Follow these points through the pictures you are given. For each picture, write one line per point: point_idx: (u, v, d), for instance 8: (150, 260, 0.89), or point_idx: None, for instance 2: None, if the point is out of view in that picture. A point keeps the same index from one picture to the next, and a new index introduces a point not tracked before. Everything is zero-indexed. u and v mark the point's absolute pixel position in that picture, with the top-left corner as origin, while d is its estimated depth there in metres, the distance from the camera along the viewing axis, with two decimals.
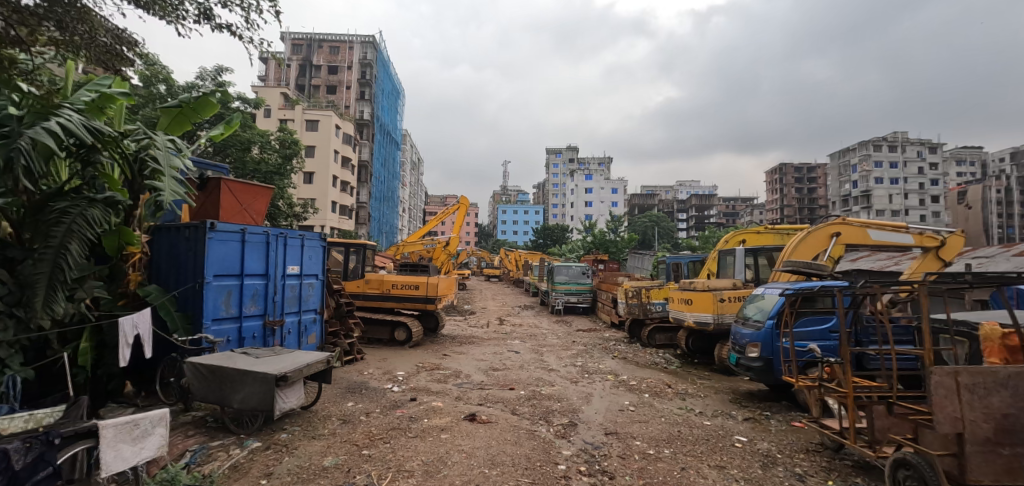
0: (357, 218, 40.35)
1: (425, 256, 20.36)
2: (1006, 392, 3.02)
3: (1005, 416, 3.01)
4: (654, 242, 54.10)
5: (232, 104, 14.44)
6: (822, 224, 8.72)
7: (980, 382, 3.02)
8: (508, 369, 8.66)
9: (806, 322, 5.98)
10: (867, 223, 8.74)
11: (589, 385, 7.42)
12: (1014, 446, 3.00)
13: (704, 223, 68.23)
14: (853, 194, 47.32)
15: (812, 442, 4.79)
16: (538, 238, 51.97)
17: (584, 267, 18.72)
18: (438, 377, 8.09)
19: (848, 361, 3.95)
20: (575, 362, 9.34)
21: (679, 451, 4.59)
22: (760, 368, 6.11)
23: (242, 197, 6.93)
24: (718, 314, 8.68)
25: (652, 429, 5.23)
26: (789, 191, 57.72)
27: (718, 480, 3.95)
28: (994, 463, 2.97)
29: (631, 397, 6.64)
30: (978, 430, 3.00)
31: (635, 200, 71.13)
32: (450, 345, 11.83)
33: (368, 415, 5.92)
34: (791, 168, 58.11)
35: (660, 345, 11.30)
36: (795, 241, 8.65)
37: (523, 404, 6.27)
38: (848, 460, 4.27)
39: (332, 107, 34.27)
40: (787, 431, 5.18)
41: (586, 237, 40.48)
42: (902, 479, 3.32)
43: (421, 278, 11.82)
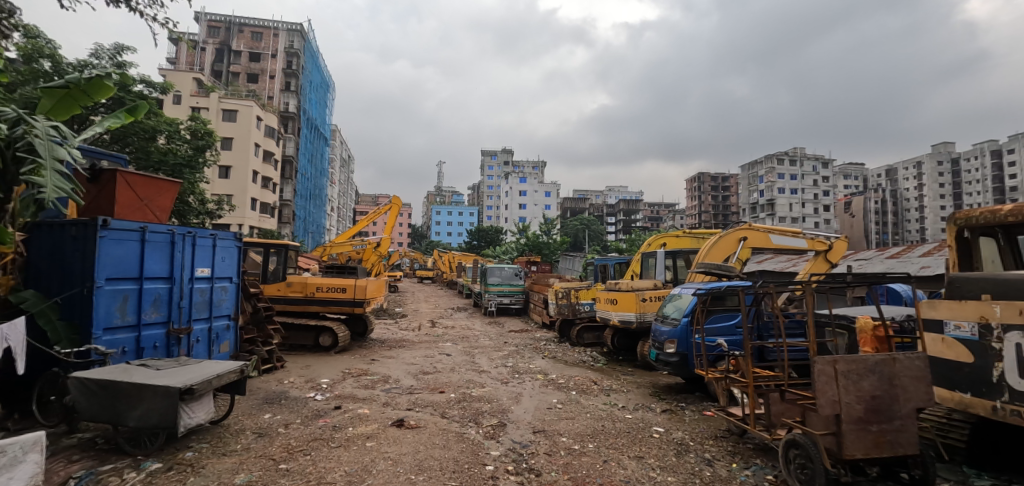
0: (280, 217, 37.93)
1: (354, 258, 19.57)
2: (874, 377, 3.48)
3: (873, 398, 3.45)
4: (584, 244, 56.00)
5: (133, 88, 12.98)
6: (731, 229, 9.46)
7: (853, 368, 3.46)
8: (439, 372, 8.56)
9: (716, 319, 6.47)
10: (770, 228, 9.50)
11: (519, 385, 7.53)
12: (881, 423, 3.43)
13: (631, 227, 71.77)
14: (761, 202, 52.13)
15: (720, 428, 5.20)
16: (473, 239, 51.84)
17: (517, 269, 18.94)
18: (365, 383, 7.80)
19: (750, 354, 4.35)
20: (507, 363, 9.43)
21: (602, 444, 4.79)
22: (676, 363, 6.55)
23: (143, 191, 6.26)
24: (640, 313, 9.17)
25: (577, 425, 5.41)
26: (706, 198, 62.45)
27: (637, 469, 4.17)
28: (865, 439, 3.39)
29: (560, 396, 6.82)
30: (852, 411, 3.41)
31: (567, 203, 73.28)
32: (379, 349, 11.47)
33: (287, 426, 5.57)
34: (708, 177, 63.02)
35: (588, 343, 11.70)
36: (708, 245, 9.35)
37: (453, 407, 6.21)
38: (750, 444, 4.69)
39: (253, 97, 31.95)
40: (699, 420, 5.59)
41: (520, 239, 41.04)
42: (793, 458, 3.69)
43: (349, 281, 11.33)
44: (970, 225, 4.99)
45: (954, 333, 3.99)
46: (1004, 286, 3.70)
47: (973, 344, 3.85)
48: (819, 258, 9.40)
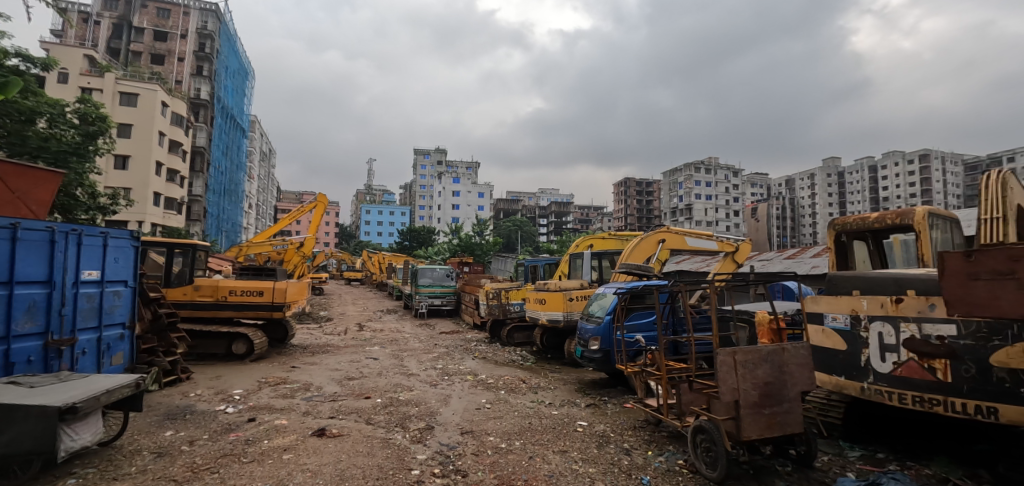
0: (189, 214, 34.61)
1: (274, 258, 18.34)
2: (767, 365, 3.88)
3: (767, 384, 3.84)
4: (516, 245, 56.70)
5: (7, 62, 11.24)
6: (651, 231, 10.03)
7: (749, 358, 3.83)
8: (365, 377, 8.27)
9: (636, 316, 6.86)
10: (685, 231, 10.20)
11: (448, 387, 7.48)
12: (773, 406, 3.83)
13: (562, 228, 73.82)
14: (680, 207, 55.90)
15: (639, 419, 5.52)
16: (404, 239, 50.60)
17: (448, 269, 18.80)
18: (283, 392, 7.34)
19: (664, 348, 4.65)
20: (436, 365, 9.33)
21: (528, 441, 4.90)
22: (600, 359, 6.86)
23: (16, 183, 5.48)
24: (567, 311, 9.47)
25: (505, 424, 5.48)
26: (631, 202, 65.85)
27: (561, 463, 4.31)
28: (760, 421, 3.77)
29: (489, 395, 6.87)
30: (749, 397, 3.76)
31: (500, 204, 73.86)
32: (299, 355, 10.85)
33: (193, 443, 5.10)
34: (633, 183, 66.42)
35: (518, 343, 11.89)
36: (631, 246, 9.85)
37: (379, 413, 6.02)
38: (664, 431, 5.03)
39: (158, 81, 28.91)
40: (620, 412, 5.89)
41: (452, 239, 40.76)
42: (699, 442, 4.00)
43: (267, 283, 10.58)
44: (846, 229, 5.68)
45: (832, 324, 4.54)
46: (871, 283, 4.27)
47: (847, 334, 4.40)
48: (727, 259, 10.26)
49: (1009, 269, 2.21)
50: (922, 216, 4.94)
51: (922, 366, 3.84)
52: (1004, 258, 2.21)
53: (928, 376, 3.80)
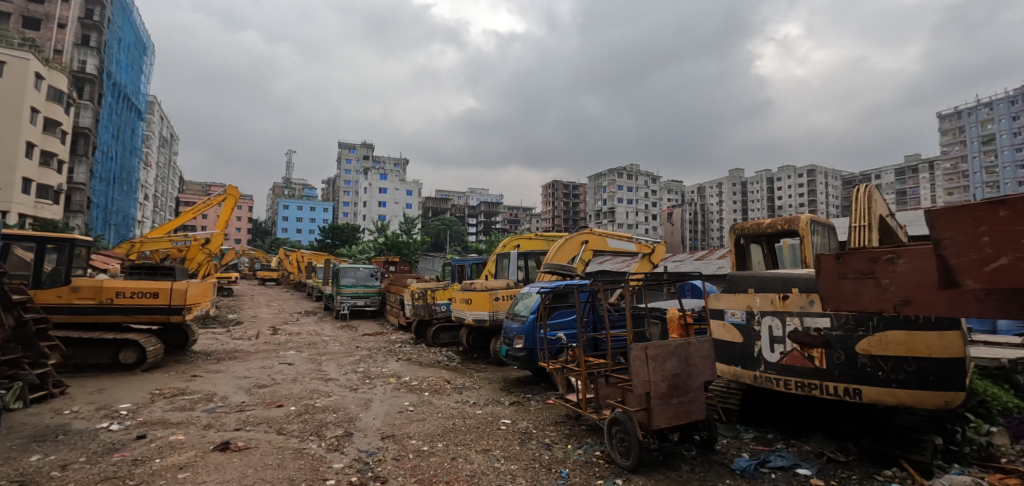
0: (68, 204, 30.21)
1: (174, 256, 16.55)
2: (674, 358, 4.17)
3: (675, 375, 4.13)
4: (445, 245, 56.04)
5: None
6: (576, 232, 10.38)
7: (659, 351, 4.11)
8: (278, 385, 7.73)
9: (558, 315, 7.07)
10: (607, 233, 10.68)
11: (369, 391, 7.21)
12: (679, 397, 4.13)
13: (491, 228, 74.21)
14: (603, 210, 58.48)
15: (560, 414, 5.70)
16: (326, 237, 48.00)
17: (372, 269, 18.11)
18: (181, 404, 6.65)
19: (583, 345, 4.83)
20: (357, 369, 8.96)
21: (450, 442, 4.86)
22: (524, 357, 6.99)
23: None
24: (493, 311, 9.53)
25: (428, 426, 5.39)
26: (558, 204, 67.75)
27: (483, 462, 4.33)
28: (667, 410, 4.05)
29: (412, 398, 6.72)
30: (658, 388, 4.02)
31: (430, 203, 72.60)
32: (202, 363, 9.89)
33: (66, 467, 4.46)
34: (561, 185, 68.40)
35: (444, 343, 11.77)
36: (556, 246, 10.13)
37: (293, 421, 5.67)
38: (583, 425, 5.23)
39: (30, 48, 24.92)
40: (542, 408, 6.03)
41: (378, 238, 39.38)
42: (615, 433, 4.19)
43: (163, 284, 9.51)
44: (745, 234, 6.27)
45: (731, 319, 4.98)
46: (762, 281, 4.72)
47: (742, 328, 4.85)
48: (644, 259, 10.89)
49: (870, 268, 1.99)
50: (806, 223, 5.60)
51: (803, 355, 4.34)
52: (866, 258, 1.99)
53: (808, 363, 4.30)
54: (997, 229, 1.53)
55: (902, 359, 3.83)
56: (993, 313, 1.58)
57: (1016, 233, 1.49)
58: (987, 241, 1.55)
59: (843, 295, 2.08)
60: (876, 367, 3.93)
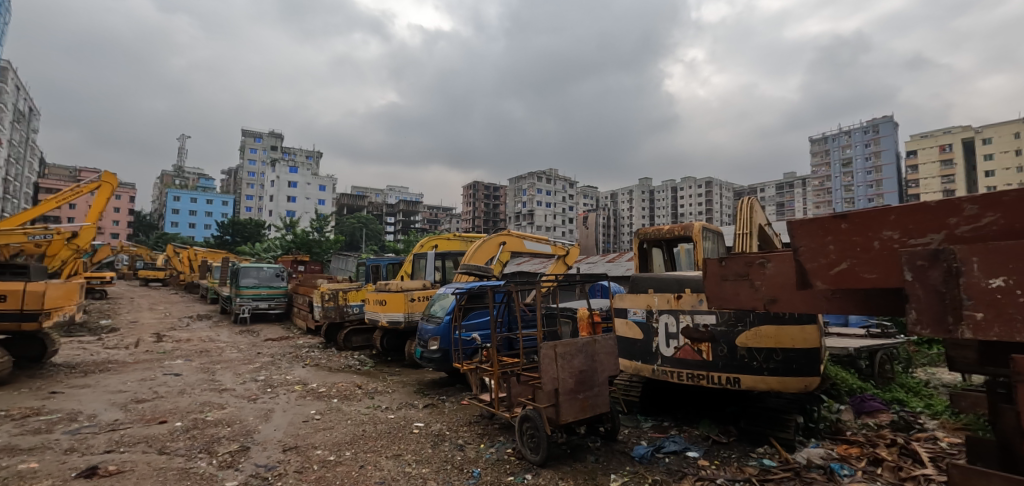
0: None
1: (29, 252, 14.08)
2: (582, 355, 4.41)
3: (581, 372, 4.36)
4: (361, 244, 53.63)
5: None
6: (493, 234, 10.49)
7: (567, 349, 4.31)
8: (162, 398, 6.91)
9: (474, 315, 7.11)
10: (524, 235, 10.93)
11: (270, 400, 6.71)
12: (585, 392, 4.35)
13: (410, 227, 72.41)
14: (524, 212, 59.71)
15: (474, 414, 5.73)
16: (225, 233, 43.67)
17: (277, 268, 16.84)
18: (35, 427, 5.69)
19: (496, 345, 4.91)
20: (258, 377, 8.29)
21: (359, 449, 4.68)
22: (439, 358, 6.94)
23: None
24: (408, 312, 9.34)
25: (335, 435, 5.14)
26: (479, 205, 67.93)
27: (393, 468, 4.22)
28: (574, 405, 4.25)
29: (319, 405, 6.36)
30: (565, 384, 4.21)
31: (345, 199, 69.10)
32: (63, 377, 8.53)
33: None
34: (483, 186, 68.62)
35: (356, 347, 11.32)
36: (474, 247, 10.16)
37: (179, 439, 5.10)
38: (496, 424, 5.31)
39: None
40: (456, 409, 6.03)
41: (287, 235, 36.70)
42: (525, 430, 4.30)
43: (14, 286, 8.08)
44: (647, 238, 6.73)
45: (633, 317, 5.34)
46: (659, 282, 5.11)
47: (643, 325, 5.23)
48: (559, 261, 11.29)
49: (745, 271, 2.21)
50: (698, 230, 6.17)
51: (693, 349, 4.78)
52: (742, 262, 2.22)
53: (697, 356, 4.74)
54: (839, 239, 1.80)
55: (772, 350, 4.37)
56: (837, 309, 1.87)
57: (854, 242, 1.77)
58: (832, 248, 1.83)
59: (725, 295, 2.28)
60: (752, 357, 4.44)
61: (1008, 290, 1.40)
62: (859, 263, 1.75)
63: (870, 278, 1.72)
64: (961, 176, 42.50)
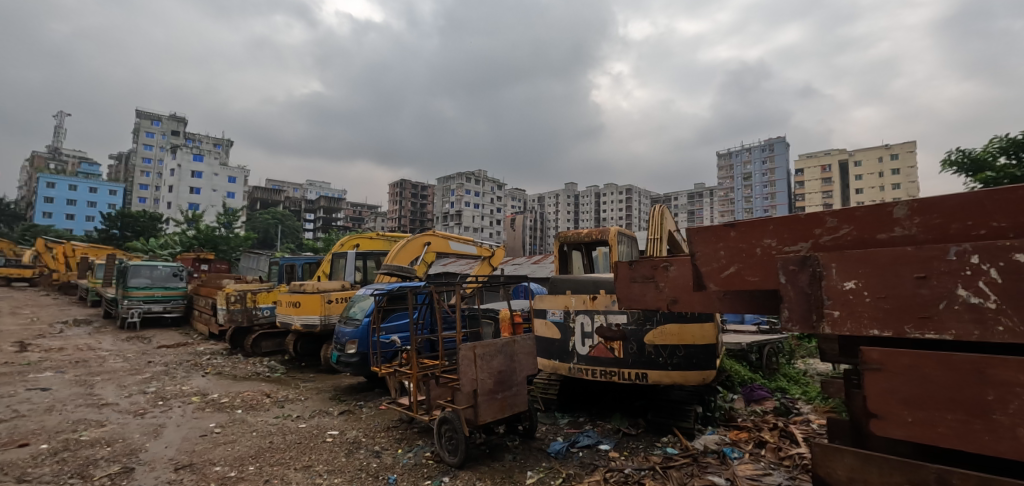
0: None
1: None
2: (501, 356, 4.47)
3: (500, 372, 4.42)
4: (276, 242, 49.96)
5: None
6: (418, 234, 10.31)
7: (486, 350, 4.35)
8: (22, 418, 5.95)
9: (395, 317, 6.94)
10: (449, 235, 10.85)
11: (162, 414, 6.04)
12: (504, 392, 4.41)
13: (331, 225, 68.83)
14: (452, 213, 59.19)
15: (392, 419, 5.58)
16: (111, 227, 38.55)
17: (175, 267, 15.21)
18: None
19: (416, 348, 4.83)
20: (147, 388, 7.44)
21: (265, 463, 4.37)
22: (357, 362, 6.69)
23: None
24: (325, 315, 8.90)
25: (238, 449, 4.75)
26: (406, 203, 66.25)
27: (302, 481, 3.98)
28: (493, 405, 4.29)
29: (220, 418, 5.84)
30: (484, 385, 4.25)
31: (257, 193, 64.05)
32: None
33: None
34: (410, 185, 66.96)
35: (265, 352, 10.63)
36: (398, 247, 9.90)
37: (43, 464, 4.42)
38: (416, 428, 5.21)
39: None
40: (374, 415, 5.84)
41: (188, 231, 33.24)
42: (444, 432, 4.27)
43: None
44: (567, 241, 6.98)
45: (552, 317, 5.49)
46: (577, 284, 5.31)
47: (561, 325, 5.40)
48: (484, 262, 11.33)
49: (652, 274, 2.36)
50: (614, 235, 6.54)
51: (606, 347, 5.03)
52: (649, 266, 2.36)
53: (609, 354, 4.99)
54: (729, 246, 2.00)
55: (675, 347, 4.72)
56: (727, 309, 2.07)
57: (740, 249, 1.97)
58: (722, 254, 2.02)
59: (633, 296, 2.42)
60: (658, 354, 4.77)
61: (858, 291, 1.62)
62: (745, 268, 1.95)
63: (754, 280, 1.92)
64: (836, 192, 48.85)
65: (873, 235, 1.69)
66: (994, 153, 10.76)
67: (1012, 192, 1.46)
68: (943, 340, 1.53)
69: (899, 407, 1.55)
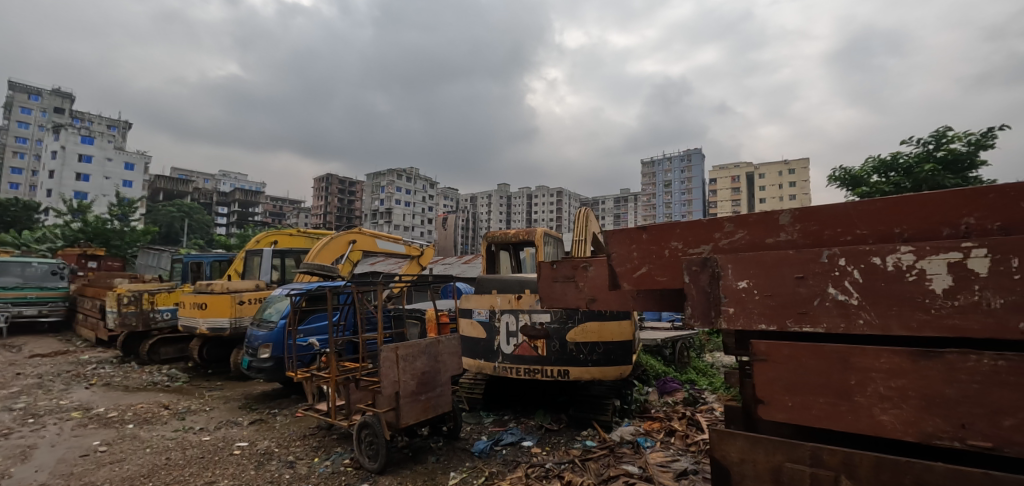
0: None
1: None
2: (424, 357, 4.41)
3: (423, 373, 4.36)
4: (181, 237, 45.34)
5: None
6: (342, 232, 9.86)
7: (409, 351, 4.27)
8: None
9: (314, 319, 6.60)
10: (376, 233, 10.48)
11: (32, 434, 5.27)
12: (427, 393, 4.36)
13: (247, 220, 63.83)
14: (381, 210, 57.29)
15: (310, 427, 5.30)
16: None
17: (54, 265, 13.34)
18: None
19: (335, 350, 4.63)
20: (13, 405, 6.44)
21: (159, 482, 3.96)
22: (271, 368, 6.28)
23: None
24: (235, 317, 8.30)
25: (127, 468, 4.26)
26: (332, 199, 63.10)
27: None
28: (415, 407, 4.23)
29: (106, 434, 5.21)
30: (406, 387, 4.17)
31: (160, 183, 57.82)
32: None
33: None
34: (337, 180, 63.91)
35: (165, 359, 9.62)
36: (320, 245, 9.41)
37: None
38: (335, 434, 4.99)
39: None
40: (289, 423, 5.51)
41: (71, 223, 29.18)
42: (364, 438, 4.14)
43: None
44: (495, 241, 7.03)
45: (477, 317, 5.50)
46: (503, 283, 5.37)
47: (486, 324, 5.42)
48: (413, 262, 11.09)
49: (573, 274, 2.43)
50: (539, 236, 6.71)
51: (530, 346, 5.13)
52: (570, 266, 2.43)
53: (533, 352, 5.10)
54: (641, 247, 2.12)
55: (595, 344, 4.95)
56: (640, 307, 2.19)
57: (651, 250, 2.10)
58: (635, 255, 2.14)
59: (555, 295, 2.48)
60: (579, 351, 4.96)
61: (749, 290, 1.79)
62: (655, 268, 2.08)
63: (662, 280, 2.06)
64: (743, 200, 53.58)
65: (763, 240, 1.88)
66: (868, 172, 12.36)
67: (871, 204, 1.69)
68: (817, 333, 1.73)
69: (780, 393, 1.74)
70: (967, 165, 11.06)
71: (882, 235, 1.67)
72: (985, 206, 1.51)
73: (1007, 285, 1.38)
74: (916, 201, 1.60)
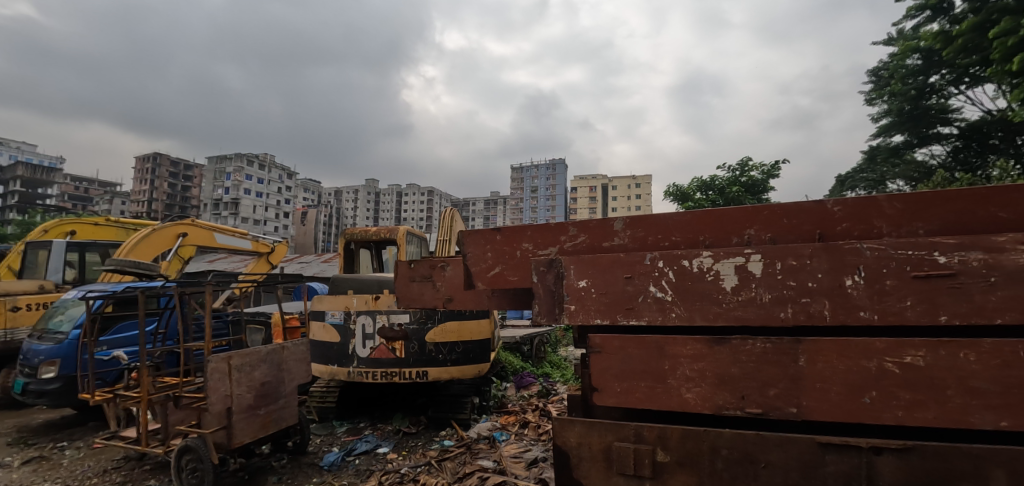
0: None
1: None
2: (265, 366, 3.98)
3: (263, 384, 3.94)
4: None
5: None
6: (168, 223, 8.40)
7: (246, 361, 3.82)
8: None
9: (123, 328, 5.53)
10: (213, 226, 9.12)
11: None
12: (267, 406, 3.95)
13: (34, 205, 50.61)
14: (226, 201, 50.23)
15: (113, 458, 4.41)
16: None
17: None
18: None
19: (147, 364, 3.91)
20: None
21: None
22: (58, 390, 5.10)
23: None
24: (8, 328, 6.55)
25: None
26: (161, 185, 53.43)
27: None
28: (252, 423, 3.80)
29: None
30: (241, 401, 3.73)
31: None
32: None
33: None
34: (168, 162, 54.29)
35: None
36: (137, 238, 7.89)
37: None
38: (147, 465, 4.23)
39: None
40: (83, 457, 4.51)
41: None
42: (185, 465, 3.59)
43: None
44: (354, 238, 6.64)
45: (330, 320, 5.14)
46: (360, 283, 5.10)
47: (341, 327, 5.08)
48: (261, 260, 9.92)
49: (429, 273, 2.41)
50: (402, 234, 6.56)
51: (388, 348, 4.95)
52: (427, 265, 2.41)
53: (390, 354, 4.93)
54: (496, 248, 2.21)
55: (454, 343, 5.01)
56: (493, 305, 2.28)
57: (505, 251, 2.19)
58: (490, 256, 2.22)
59: (412, 295, 2.43)
60: (439, 351, 4.96)
61: (587, 289, 1.97)
62: (508, 268, 2.18)
63: (513, 280, 2.16)
64: (599, 208, 59.19)
65: (601, 243, 2.09)
66: (693, 190, 14.62)
67: (684, 216, 1.99)
68: (640, 325, 1.97)
69: (611, 380, 1.94)
70: (761, 188, 13.78)
71: (690, 242, 1.97)
72: (760, 221, 1.88)
73: (773, 283, 1.73)
74: (714, 214, 1.93)
